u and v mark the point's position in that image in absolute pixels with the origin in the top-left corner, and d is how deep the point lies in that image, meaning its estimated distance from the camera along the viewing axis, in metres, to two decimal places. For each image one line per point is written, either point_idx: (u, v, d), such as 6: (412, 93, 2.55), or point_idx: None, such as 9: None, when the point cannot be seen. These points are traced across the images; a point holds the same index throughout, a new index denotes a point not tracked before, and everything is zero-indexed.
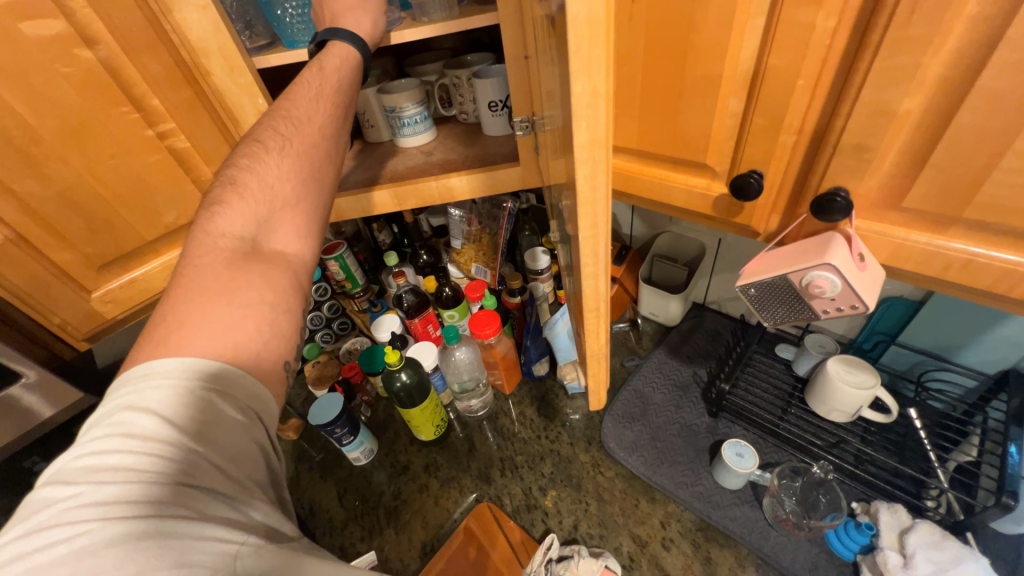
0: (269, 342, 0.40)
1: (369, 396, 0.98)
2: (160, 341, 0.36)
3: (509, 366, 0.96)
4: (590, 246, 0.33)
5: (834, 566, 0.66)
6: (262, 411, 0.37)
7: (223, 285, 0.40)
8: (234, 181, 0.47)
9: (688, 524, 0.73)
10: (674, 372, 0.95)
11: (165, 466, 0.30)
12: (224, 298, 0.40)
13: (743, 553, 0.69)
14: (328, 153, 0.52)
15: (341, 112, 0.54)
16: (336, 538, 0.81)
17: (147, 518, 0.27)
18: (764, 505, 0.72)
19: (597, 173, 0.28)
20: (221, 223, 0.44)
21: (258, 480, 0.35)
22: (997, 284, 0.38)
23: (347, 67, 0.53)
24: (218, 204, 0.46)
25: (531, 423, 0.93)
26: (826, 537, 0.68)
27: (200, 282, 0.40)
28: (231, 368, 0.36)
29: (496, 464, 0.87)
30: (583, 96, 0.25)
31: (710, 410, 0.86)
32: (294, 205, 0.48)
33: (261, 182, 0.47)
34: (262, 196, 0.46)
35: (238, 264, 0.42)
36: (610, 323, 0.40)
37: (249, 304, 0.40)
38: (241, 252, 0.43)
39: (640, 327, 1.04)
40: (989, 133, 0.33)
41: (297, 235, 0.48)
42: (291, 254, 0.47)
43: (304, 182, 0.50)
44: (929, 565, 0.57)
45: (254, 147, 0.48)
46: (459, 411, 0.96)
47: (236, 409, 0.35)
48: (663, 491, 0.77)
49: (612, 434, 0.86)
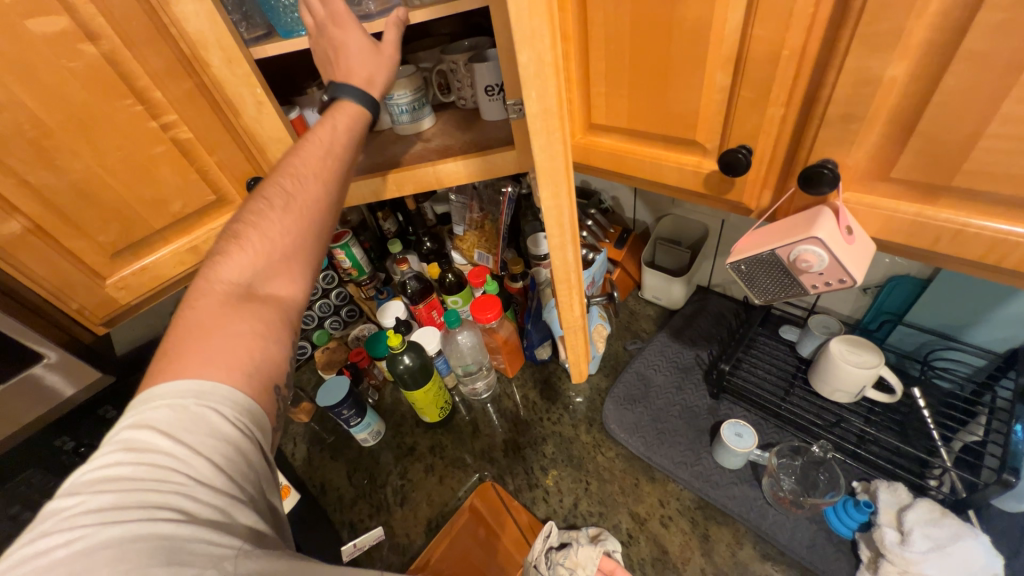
0: (262, 367, 0.43)
1: (376, 380, 1.01)
2: (160, 373, 0.39)
3: (512, 349, 0.98)
4: (552, 185, 0.50)
5: (832, 543, 0.66)
6: (257, 422, 0.40)
7: (222, 326, 0.43)
8: (236, 233, 0.50)
9: (686, 503, 0.74)
10: (677, 355, 0.95)
11: (162, 477, 0.33)
12: (222, 332, 0.42)
13: (741, 531, 0.70)
14: (330, 207, 0.55)
15: (346, 163, 0.56)
16: (346, 514, 0.84)
17: (144, 523, 0.31)
18: (764, 484, 0.72)
19: (551, 123, 0.45)
20: (220, 271, 0.47)
21: (252, 484, 0.37)
22: (988, 255, 0.38)
23: (353, 126, 0.57)
24: (219, 253, 0.49)
25: (534, 405, 0.94)
26: (825, 515, 0.68)
27: (199, 322, 0.43)
28: (227, 385, 0.39)
29: (499, 445, 0.89)
30: (528, 63, 0.40)
31: (711, 392, 0.86)
32: (289, 258, 0.51)
33: (261, 236, 0.49)
34: (261, 247, 0.49)
35: (235, 306, 0.45)
36: (574, 251, 0.57)
37: (244, 336, 0.43)
38: (237, 296, 0.46)
39: (613, 301, 0.87)
40: (977, 97, 0.32)
41: (293, 281, 0.51)
42: (285, 298, 0.50)
43: (303, 235, 0.52)
44: (926, 541, 0.57)
45: (257, 202, 0.51)
46: (464, 394, 0.98)
47: (230, 422, 0.38)
48: (662, 471, 0.78)
49: (612, 416, 0.87)
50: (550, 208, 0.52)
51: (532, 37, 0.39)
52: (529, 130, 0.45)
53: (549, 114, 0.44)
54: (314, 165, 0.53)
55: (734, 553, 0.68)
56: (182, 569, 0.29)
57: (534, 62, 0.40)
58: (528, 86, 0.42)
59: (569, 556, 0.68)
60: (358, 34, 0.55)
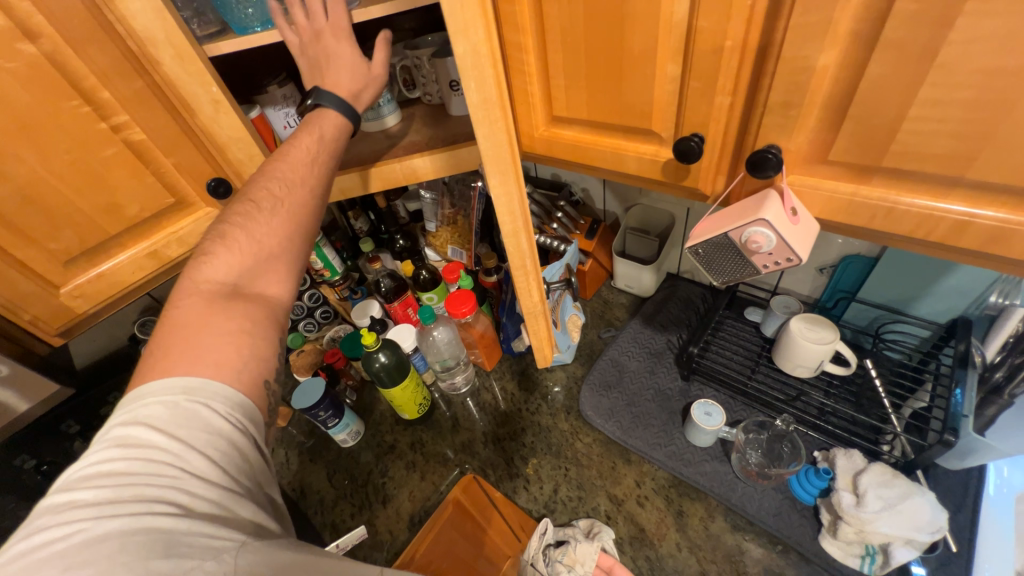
0: (252, 364, 0.43)
1: (353, 380, 1.01)
2: (153, 368, 0.39)
3: (488, 343, 0.99)
4: (501, 181, 0.53)
5: (796, 510, 0.70)
6: (249, 415, 0.40)
7: (211, 322, 0.43)
8: (223, 234, 0.49)
9: (661, 481, 0.77)
10: (649, 341, 0.97)
11: (158, 470, 0.33)
12: (210, 329, 0.42)
13: (713, 504, 0.73)
14: (314, 209, 0.55)
15: (331, 166, 0.56)
16: (327, 516, 0.84)
17: (140, 516, 0.31)
18: (732, 459, 0.76)
19: (493, 116, 0.47)
20: (206, 271, 0.47)
21: (247, 478, 0.38)
22: (917, 230, 0.40)
23: (335, 131, 0.56)
24: (205, 252, 0.48)
25: (512, 397, 0.95)
26: (789, 484, 0.72)
27: (187, 320, 0.42)
28: (218, 382, 0.39)
29: (479, 438, 0.90)
30: (466, 53, 0.43)
31: (682, 374, 0.89)
32: (277, 259, 0.51)
33: (248, 236, 0.49)
34: (248, 248, 0.49)
35: (217, 305, 0.44)
36: (529, 236, 0.60)
37: (233, 333, 0.43)
38: (223, 295, 0.46)
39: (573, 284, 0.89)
40: (899, 83, 0.35)
41: (280, 281, 0.51)
42: (273, 298, 0.50)
43: (290, 237, 0.52)
44: (879, 501, 0.61)
45: (244, 205, 0.50)
46: (443, 390, 0.99)
47: (223, 415, 0.38)
48: (638, 453, 0.81)
49: (589, 402, 0.89)
50: (501, 195, 0.55)
51: (467, 28, 0.41)
52: (472, 120, 0.47)
53: (489, 104, 0.46)
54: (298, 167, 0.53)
55: (706, 527, 0.71)
56: (180, 562, 0.30)
57: (470, 54, 0.43)
58: (466, 77, 0.44)
59: (571, 554, 0.69)
60: (351, 51, 0.56)
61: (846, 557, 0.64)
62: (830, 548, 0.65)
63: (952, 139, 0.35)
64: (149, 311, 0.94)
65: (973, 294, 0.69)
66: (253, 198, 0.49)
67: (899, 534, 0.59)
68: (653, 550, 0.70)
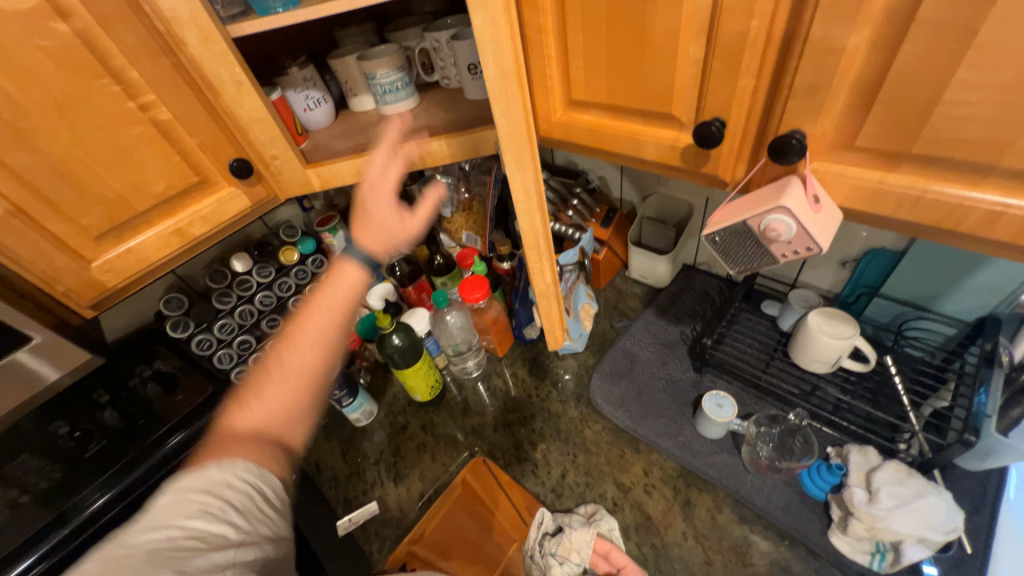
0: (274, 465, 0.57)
1: (367, 361, 1.03)
2: (218, 442, 0.56)
3: (501, 329, 0.99)
4: (516, 151, 0.52)
5: (806, 505, 0.69)
6: (262, 481, 0.54)
7: (262, 423, 0.59)
8: (254, 390, 0.61)
9: (669, 471, 0.77)
10: (663, 331, 0.97)
11: (213, 537, 0.45)
12: (245, 444, 0.56)
13: (721, 496, 0.73)
14: (316, 385, 0.64)
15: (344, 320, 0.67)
16: (341, 491, 0.87)
17: (216, 511, 0.48)
18: (743, 452, 0.75)
19: (509, 88, 0.47)
20: (241, 417, 0.59)
21: (253, 529, 0.50)
22: (947, 220, 0.39)
23: (354, 284, 0.68)
24: (246, 388, 0.62)
25: (523, 383, 0.96)
26: (799, 478, 0.71)
27: (233, 432, 0.58)
28: (238, 465, 0.53)
29: (489, 422, 0.91)
30: (485, 24, 0.43)
31: (694, 365, 0.88)
32: (295, 417, 0.62)
33: (264, 407, 0.60)
34: (264, 411, 0.60)
35: (245, 438, 0.57)
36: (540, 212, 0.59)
37: (259, 449, 0.57)
38: (253, 438, 0.58)
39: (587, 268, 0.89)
40: (932, 65, 0.33)
41: (301, 430, 0.63)
42: (291, 446, 0.61)
43: (302, 406, 0.63)
44: (892, 499, 0.60)
45: (275, 346, 0.64)
46: (455, 374, 1.00)
47: (233, 497, 0.50)
48: (647, 443, 0.81)
49: (600, 390, 0.89)
50: (515, 170, 0.54)
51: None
52: (488, 93, 0.47)
53: (506, 77, 0.46)
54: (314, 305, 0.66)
55: (713, 517, 0.71)
56: None
57: (488, 24, 0.43)
58: (483, 48, 0.44)
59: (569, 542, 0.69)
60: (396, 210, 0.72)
61: (855, 553, 0.63)
62: (839, 544, 0.64)
63: (992, 124, 0.33)
64: (174, 289, 0.98)
65: (1003, 293, 0.67)
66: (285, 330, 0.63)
67: (913, 531, 0.58)
68: (658, 537, 0.70)
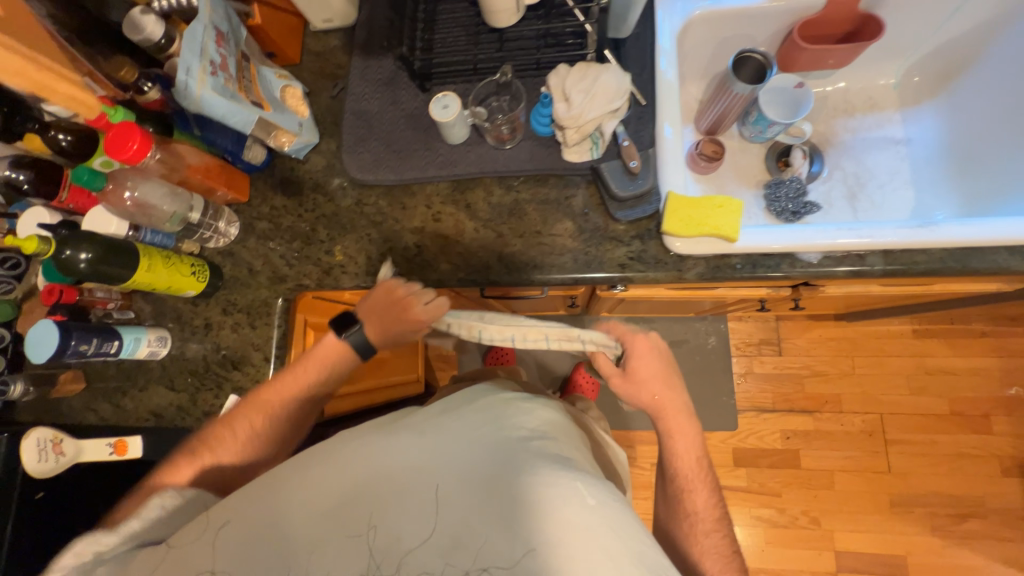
0: (259, 420, 0.71)
1: (111, 301, 0.81)
2: (246, 407, 0.73)
3: (219, 171, 0.81)
4: None
5: (543, 144, 0.78)
6: (304, 472, 0.55)
7: (263, 399, 0.73)
8: (256, 404, 0.73)
9: (444, 191, 0.82)
10: (378, 70, 0.86)
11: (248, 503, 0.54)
12: (255, 411, 0.72)
13: (490, 182, 0.81)
14: (286, 409, 0.73)
15: (312, 391, 0.74)
16: (196, 411, 0.83)
17: (265, 495, 0.54)
18: (486, 136, 0.79)
19: None
20: (234, 423, 0.71)
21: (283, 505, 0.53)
22: None
23: (340, 366, 0.74)
24: (253, 401, 0.73)
25: (285, 209, 0.86)
26: (531, 127, 0.79)
27: (254, 403, 0.73)
28: (277, 478, 0.55)
29: (280, 262, 0.85)
30: None
31: (420, 87, 0.84)
32: (264, 409, 0.72)
33: (253, 402, 0.73)
34: (251, 408, 0.72)
35: (249, 409, 0.72)
36: None
37: (256, 409, 0.72)
38: (252, 409, 0.72)
39: (219, 50, 0.69)
40: None
41: (268, 406, 0.72)
42: (254, 424, 0.71)
43: (281, 409, 0.73)
44: (581, 95, 0.71)
45: (275, 386, 0.74)
46: (215, 250, 0.87)
47: (271, 492, 0.54)
48: (417, 181, 0.82)
49: (353, 164, 0.83)
50: None
51: None
52: None
53: None
54: (303, 366, 0.74)
55: (490, 201, 0.80)
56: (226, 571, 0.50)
57: None
58: None
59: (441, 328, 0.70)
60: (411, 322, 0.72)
61: (581, 156, 0.76)
62: (571, 158, 0.76)
63: None
64: None
65: None
66: (275, 384, 0.73)
67: (602, 112, 0.71)
68: (460, 245, 0.80)
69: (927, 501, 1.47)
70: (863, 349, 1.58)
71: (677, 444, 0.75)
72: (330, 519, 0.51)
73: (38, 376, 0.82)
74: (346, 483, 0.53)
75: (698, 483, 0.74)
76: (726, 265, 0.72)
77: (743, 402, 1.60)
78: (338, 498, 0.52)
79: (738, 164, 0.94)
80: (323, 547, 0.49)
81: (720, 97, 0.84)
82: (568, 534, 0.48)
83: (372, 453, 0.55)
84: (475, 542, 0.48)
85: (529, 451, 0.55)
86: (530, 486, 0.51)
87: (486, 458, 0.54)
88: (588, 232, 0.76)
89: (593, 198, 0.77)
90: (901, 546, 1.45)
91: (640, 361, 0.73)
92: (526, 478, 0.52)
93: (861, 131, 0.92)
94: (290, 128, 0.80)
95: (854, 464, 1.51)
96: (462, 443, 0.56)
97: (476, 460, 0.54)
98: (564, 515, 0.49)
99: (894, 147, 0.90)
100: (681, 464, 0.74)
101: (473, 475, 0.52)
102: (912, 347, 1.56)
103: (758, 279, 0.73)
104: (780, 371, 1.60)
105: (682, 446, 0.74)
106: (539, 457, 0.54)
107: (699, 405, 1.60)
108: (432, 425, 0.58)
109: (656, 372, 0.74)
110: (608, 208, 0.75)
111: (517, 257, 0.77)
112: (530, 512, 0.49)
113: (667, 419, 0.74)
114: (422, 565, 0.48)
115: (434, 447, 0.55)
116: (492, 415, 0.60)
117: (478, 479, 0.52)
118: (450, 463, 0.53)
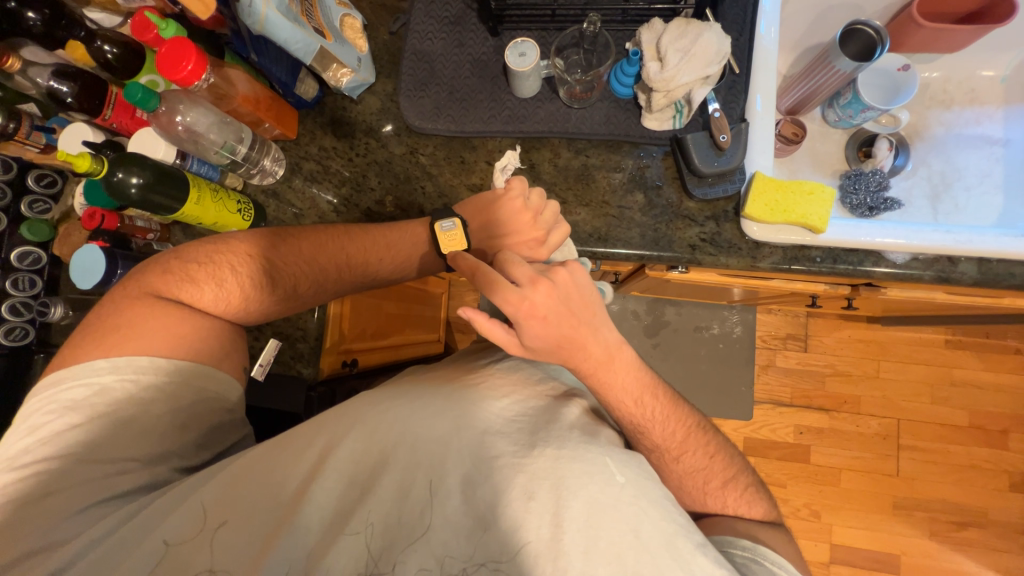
0: (282, 278, 0.64)
1: (151, 232, 0.78)
2: (269, 250, 0.64)
3: (270, 103, 0.76)
4: None
5: (620, 108, 0.73)
6: (308, 448, 0.52)
7: (295, 254, 0.65)
8: (281, 252, 0.64)
9: (506, 148, 0.77)
10: (445, 6, 0.79)
11: (256, 470, 0.51)
12: (280, 263, 0.64)
13: (557, 143, 0.75)
14: (317, 274, 0.66)
15: (353, 270, 0.67)
16: None
17: (270, 464, 0.52)
18: (560, 92, 0.73)
19: None
20: (246, 267, 0.62)
21: (292, 480, 0.51)
22: None
23: (403, 254, 0.69)
24: (275, 249, 0.64)
25: (334, 150, 0.81)
26: (610, 86, 0.73)
27: (280, 256, 0.64)
28: (280, 450, 0.52)
29: (326, 207, 0.81)
30: None
31: (491, 31, 0.77)
32: (292, 265, 0.64)
33: (283, 253, 0.64)
34: (277, 258, 0.64)
35: (268, 257, 0.64)
36: None
37: (282, 262, 0.64)
38: (276, 261, 0.64)
39: None
40: None
41: (297, 261, 0.65)
42: (274, 282, 0.63)
43: (312, 272, 0.66)
44: (677, 55, 0.65)
45: (308, 244, 0.66)
46: (258, 188, 0.82)
47: (275, 467, 0.51)
48: (479, 135, 0.77)
49: (412, 110, 0.77)
50: None
51: None
52: None
53: None
54: (361, 244, 0.67)
55: (556, 163, 0.75)
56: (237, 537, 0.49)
57: None
58: None
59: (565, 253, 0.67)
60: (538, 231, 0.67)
61: (663, 125, 0.71)
62: (650, 125, 0.71)
63: None
64: None
65: None
66: (313, 243, 0.66)
67: (695, 77, 0.66)
68: None
69: (930, 506, 1.49)
70: (892, 353, 1.56)
71: (619, 391, 0.58)
72: (348, 499, 0.50)
73: (77, 302, 0.81)
74: (357, 462, 0.51)
75: (652, 420, 0.59)
76: (805, 257, 0.68)
77: (761, 393, 1.59)
78: (351, 479, 0.50)
79: (815, 149, 0.88)
80: (343, 527, 0.48)
81: (815, 74, 0.78)
82: (599, 517, 0.47)
83: (381, 427, 0.52)
84: (501, 525, 0.47)
85: (531, 437, 0.51)
86: (549, 469, 0.49)
87: (503, 438, 0.51)
88: (659, 207, 0.71)
89: (669, 171, 0.72)
90: (898, 545, 1.48)
91: (542, 327, 0.54)
92: (550, 460, 0.49)
93: (956, 126, 0.86)
94: (350, 62, 0.74)
95: (864, 465, 1.52)
96: (476, 420, 0.52)
97: (494, 440, 0.51)
98: (594, 496, 0.48)
99: (990, 147, 0.84)
100: (622, 405, 0.58)
101: (492, 458, 0.50)
102: (943, 356, 1.54)
103: (836, 274, 0.69)
104: (803, 367, 1.59)
105: (622, 390, 0.57)
106: (561, 436, 0.52)
107: (716, 392, 1.59)
108: (422, 406, 0.53)
109: (558, 337, 0.54)
110: (684, 183, 0.70)
111: (580, 226, 0.73)
112: (559, 494, 0.48)
113: (596, 371, 0.57)
114: (446, 543, 0.47)
115: (445, 424, 0.52)
116: (506, 391, 0.57)
117: (497, 463, 0.50)
118: (465, 441, 0.51)
